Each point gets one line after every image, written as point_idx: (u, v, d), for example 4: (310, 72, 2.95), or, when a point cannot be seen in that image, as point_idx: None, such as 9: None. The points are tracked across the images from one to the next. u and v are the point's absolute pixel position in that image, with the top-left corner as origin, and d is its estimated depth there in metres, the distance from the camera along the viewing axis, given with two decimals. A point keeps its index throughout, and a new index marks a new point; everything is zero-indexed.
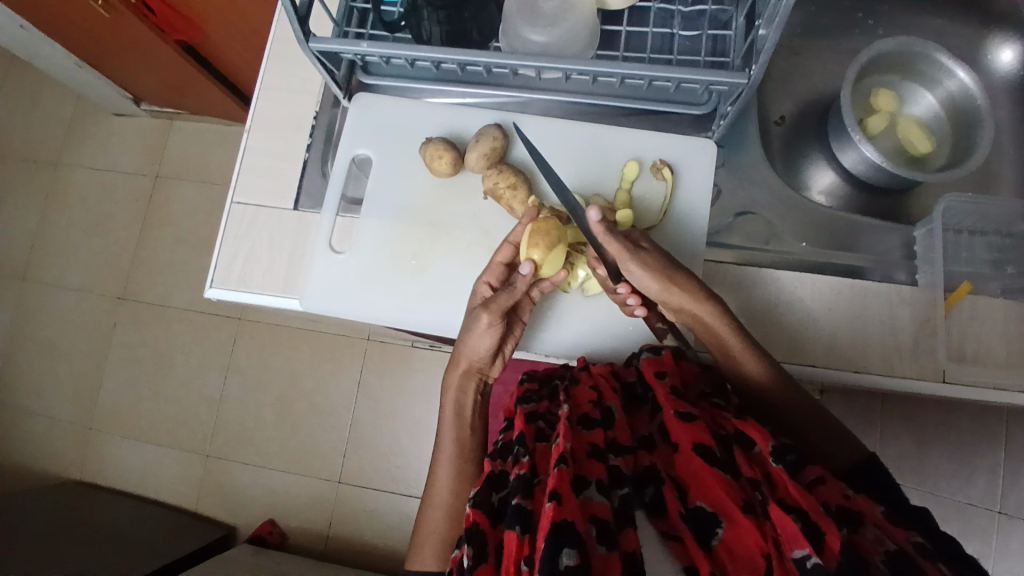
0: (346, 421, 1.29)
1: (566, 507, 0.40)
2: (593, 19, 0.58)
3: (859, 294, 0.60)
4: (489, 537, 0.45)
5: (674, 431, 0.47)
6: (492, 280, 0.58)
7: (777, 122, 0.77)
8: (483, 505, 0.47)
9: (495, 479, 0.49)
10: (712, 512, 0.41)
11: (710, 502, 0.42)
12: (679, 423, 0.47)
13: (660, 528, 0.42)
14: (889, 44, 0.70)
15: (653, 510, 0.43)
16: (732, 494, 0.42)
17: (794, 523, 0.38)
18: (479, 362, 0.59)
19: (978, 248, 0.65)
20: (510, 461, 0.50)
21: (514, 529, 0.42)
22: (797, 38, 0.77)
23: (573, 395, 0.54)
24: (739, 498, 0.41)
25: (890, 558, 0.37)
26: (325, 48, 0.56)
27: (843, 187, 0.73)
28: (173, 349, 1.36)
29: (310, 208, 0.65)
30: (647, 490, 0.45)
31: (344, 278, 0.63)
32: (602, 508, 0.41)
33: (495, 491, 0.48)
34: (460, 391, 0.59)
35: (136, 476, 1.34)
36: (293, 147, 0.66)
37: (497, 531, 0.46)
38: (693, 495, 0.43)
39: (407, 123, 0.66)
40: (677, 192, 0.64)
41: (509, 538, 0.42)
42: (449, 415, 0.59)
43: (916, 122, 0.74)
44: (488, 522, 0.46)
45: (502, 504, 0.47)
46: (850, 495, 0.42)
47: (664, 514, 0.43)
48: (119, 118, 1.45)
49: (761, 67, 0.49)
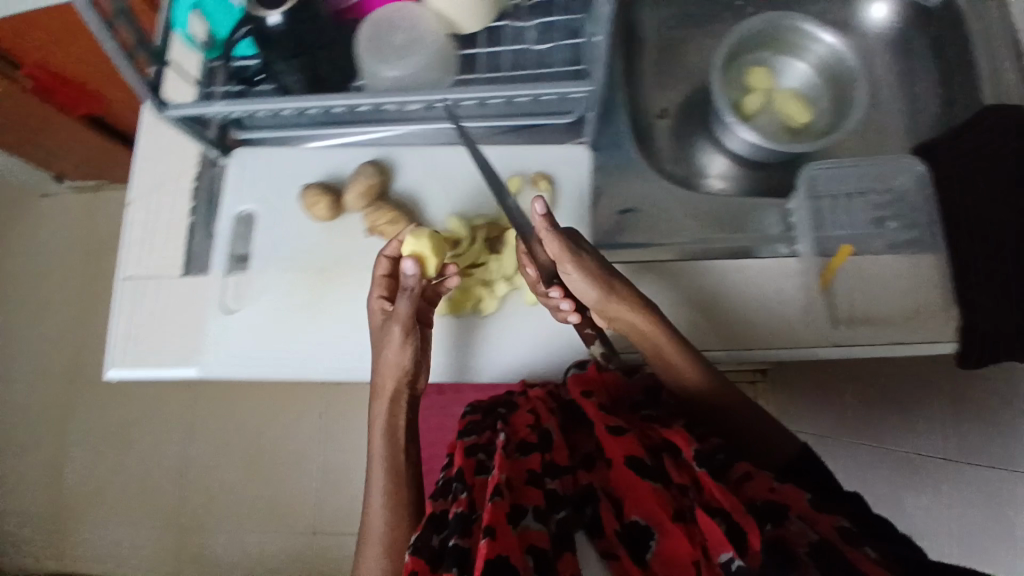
0: (314, 468, 1.28)
1: (500, 542, 0.39)
2: (444, 47, 0.59)
3: (745, 275, 0.61)
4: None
5: (610, 447, 0.47)
6: (385, 294, 0.58)
7: (660, 115, 0.77)
8: (423, 551, 0.45)
9: (437, 519, 0.47)
10: (645, 525, 0.42)
11: (644, 515, 0.42)
12: (613, 439, 0.48)
13: (601, 547, 0.42)
14: (750, 24, 0.71)
15: (592, 530, 0.43)
16: (663, 504, 0.42)
17: (719, 528, 0.39)
18: (405, 370, 0.56)
19: (858, 210, 0.66)
20: (450, 499, 0.49)
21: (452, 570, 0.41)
22: (668, 30, 0.79)
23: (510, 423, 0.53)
24: (669, 507, 0.42)
25: (813, 548, 0.37)
26: (184, 113, 0.57)
27: (734, 168, 0.74)
28: (132, 421, 1.35)
29: (201, 271, 0.66)
30: (586, 510, 0.45)
31: (241, 337, 0.62)
32: (539, 536, 0.41)
33: (436, 532, 0.46)
34: (391, 413, 0.58)
35: (109, 558, 1.31)
36: (176, 214, 0.66)
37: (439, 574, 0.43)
38: (628, 509, 0.43)
39: (285, 171, 0.66)
40: (558, 201, 0.64)
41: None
42: (378, 435, 0.58)
43: (794, 95, 0.74)
44: (429, 569, 0.44)
45: (442, 545, 0.45)
46: (777, 488, 0.43)
47: (603, 534, 0.43)
48: (47, 199, 1.45)
49: (598, 68, 0.51)
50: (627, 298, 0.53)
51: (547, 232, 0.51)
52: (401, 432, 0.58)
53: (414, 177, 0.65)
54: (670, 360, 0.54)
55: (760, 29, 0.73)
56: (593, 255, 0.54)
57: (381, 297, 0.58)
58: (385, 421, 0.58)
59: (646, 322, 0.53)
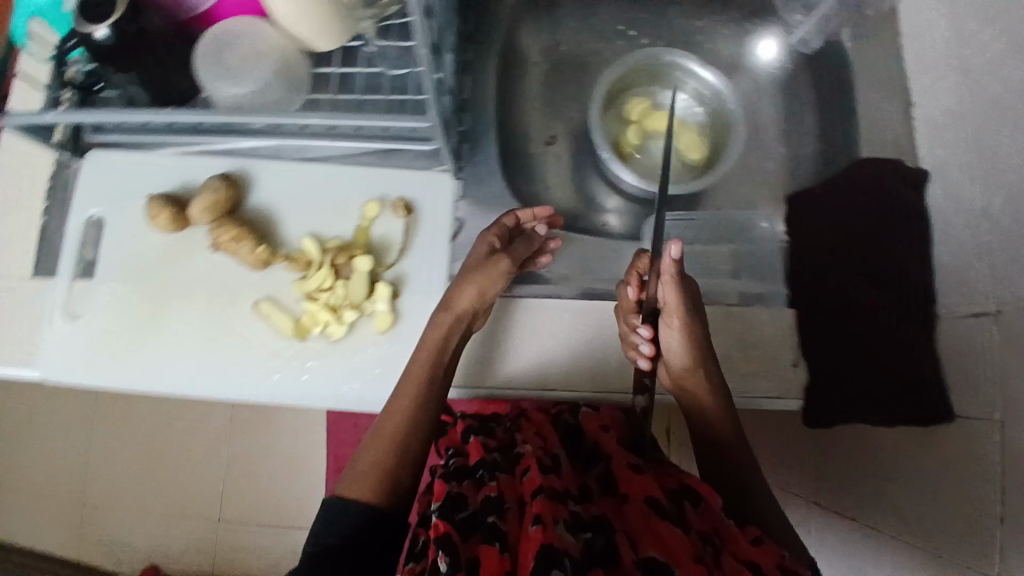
0: (218, 467, 1.28)
1: (547, 533, 0.41)
2: (291, 63, 0.57)
3: (597, 319, 0.62)
4: (460, 550, 0.44)
5: (629, 482, 0.49)
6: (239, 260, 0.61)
7: (548, 142, 0.75)
8: (449, 521, 0.45)
9: (455, 499, 0.48)
10: (665, 560, 0.41)
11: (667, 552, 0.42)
12: (634, 475, 0.50)
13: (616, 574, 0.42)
14: (629, 61, 0.72)
15: (605, 559, 0.42)
16: (686, 547, 0.42)
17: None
18: (469, 310, 0.57)
19: (719, 261, 0.66)
20: (471, 484, 0.50)
21: (492, 546, 0.43)
22: (559, 53, 0.76)
23: (526, 440, 0.54)
24: (693, 552, 0.42)
25: None
26: (20, 124, 0.53)
27: (622, 204, 0.72)
28: (41, 401, 1.34)
29: (46, 274, 0.64)
30: (601, 538, 0.44)
31: (82, 345, 0.62)
32: (572, 545, 0.41)
33: (456, 511, 0.47)
34: (447, 330, 0.57)
35: (13, 534, 1.31)
36: (32, 204, 0.64)
37: (468, 546, 0.44)
38: (646, 544, 0.43)
39: (139, 178, 0.64)
40: (416, 228, 0.63)
41: (487, 555, 0.42)
42: (432, 338, 0.56)
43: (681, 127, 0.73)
44: (458, 536, 0.45)
45: (466, 522, 0.46)
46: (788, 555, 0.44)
47: (617, 562, 0.42)
48: None
49: (432, 109, 0.52)
50: (708, 374, 0.56)
51: (668, 280, 0.52)
52: (451, 347, 0.56)
53: (272, 193, 0.64)
54: (705, 408, 0.57)
55: (644, 64, 0.73)
56: (699, 321, 0.56)
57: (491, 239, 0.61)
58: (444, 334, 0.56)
59: (710, 393, 0.56)
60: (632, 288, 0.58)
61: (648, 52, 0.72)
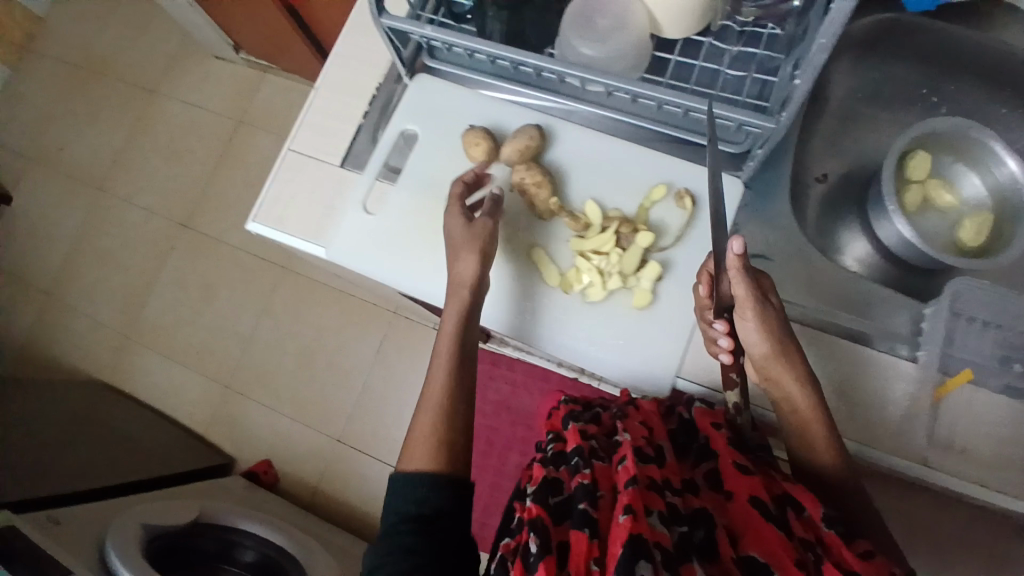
0: (358, 385, 1.35)
1: (638, 523, 0.43)
2: (643, 43, 0.60)
3: (855, 365, 0.62)
4: (551, 534, 0.47)
5: (732, 482, 0.50)
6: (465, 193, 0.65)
7: (818, 179, 0.78)
8: (545, 506, 0.49)
9: (552, 485, 0.51)
10: (764, 563, 0.43)
11: (764, 553, 0.44)
12: (737, 475, 0.50)
13: (711, 569, 0.44)
14: (941, 123, 0.68)
15: (704, 553, 0.45)
16: (788, 550, 0.44)
17: None
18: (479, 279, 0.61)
19: (986, 342, 0.62)
20: (568, 471, 0.53)
21: (583, 531, 0.44)
22: (852, 101, 0.78)
23: (625, 428, 0.55)
24: (795, 556, 0.43)
25: None
26: (395, 26, 0.61)
27: (876, 258, 0.73)
28: (219, 282, 1.46)
29: (354, 168, 0.71)
30: (699, 532, 0.46)
31: (367, 237, 0.68)
32: (665, 538, 0.44)
33: (552, 495, 0.50)
34: (467, 306, 0.60)
35: (160, 391, 1.43)
36: (353, 109, 0.72)
37: (559, 530, 0.47)
38: (746, 543, 0.45)
39: (455, 107, 0.70)
40: (693, 222, 0.65)
41: (577, 539, 0.44)
42: (451, 317, 0.60)
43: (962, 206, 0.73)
44: (551, 521, 0.48)
45: (560, 508, 0.49)
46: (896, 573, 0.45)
47: (715, 558, 0.44)
48: (217, 62, 1.56)
49: (789, 114, 0.53)
50: (792, 361, 0.56)
51: (738, 272, 0.53)
52: (470, 326, 0.60)
53: (568, 154, 0.68)
54: (807, 419, 0.56)
55: (953, 132, 0.69)
56: (777, 310, 0.56)
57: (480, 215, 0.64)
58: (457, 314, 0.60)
59: (800, 386, 0.56)
60: (702, 285, 0.59)
61: (985, 132, 0.68)
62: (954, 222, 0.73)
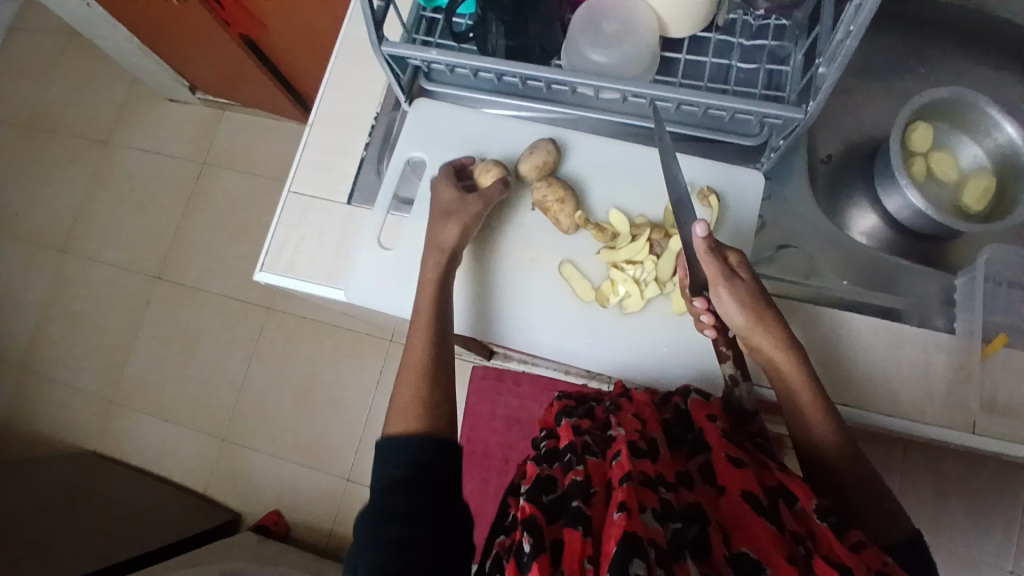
0: (361, 419, 1.30)
1: (631, 522, 0.39)
2: (652, 45, 0.60)
3: (897, 337, 0.61)
4: (545, 533, 0.43)
5: (722, 475, 0.46)
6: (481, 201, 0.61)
7: (824, 160, 0.78)
8: (538, 503, 0.45)
9: (544, 482, 0.47)
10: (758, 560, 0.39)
11: (756, 550, 0.40)
12: (729, 467, 0.46)
13: (703, 569, 0.40)
14: (941, 94, 0.70)
15: (697, 551, 0.41)
16: (780, 548, 0.40)
17: None
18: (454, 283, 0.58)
19: (1016, 301, 0.64)
20: (560, 468, 0.48)
21: (576, 530, 0.41)
22: (845, 80, 0.80)
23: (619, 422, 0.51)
24: (787, 553, 0.40)
25: None
26: (395, 52, 0.59)
27: (885, 230, 0.74)
28: (200, 332, 1.39)
29: (362, 204, 0.67)
30: (692, 529, 0.42)
31: (386, 273, 0.65)
32: (657, 535, 0.40)
33: (545, 493, 0.46)
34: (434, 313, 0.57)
35: (151, 453, 1.35)
36: (352, 144, 0.69)
37: (553, 529, 0.43)
38: (739, 541, 0.41)
39: (461, 128, 0.68)
40: (721, 218, 0.64)
41: (570, 539, 0.41)
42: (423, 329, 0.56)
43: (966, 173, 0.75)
44: (543, 519, 0.43)
45: (554, 506, 0.45)
46: (890, 564, 0.41)
47: (707, 557, 0.40)
48: (172, 104, 1.50)
49: (818, 104, 0.51)
50: (775, 330, 0.51)
51: (705, 255, 0.51)
52: (445, 335, 0.57)
53: (585, 165, 0.66)
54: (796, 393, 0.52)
55: (953, 104, 0.72)
56: (751, 282, 0.52)
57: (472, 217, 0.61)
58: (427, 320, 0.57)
59: (785, 356, 0.52)
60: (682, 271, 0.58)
61: (979, 97, 0.71)
62: (957, 188, 0.75)
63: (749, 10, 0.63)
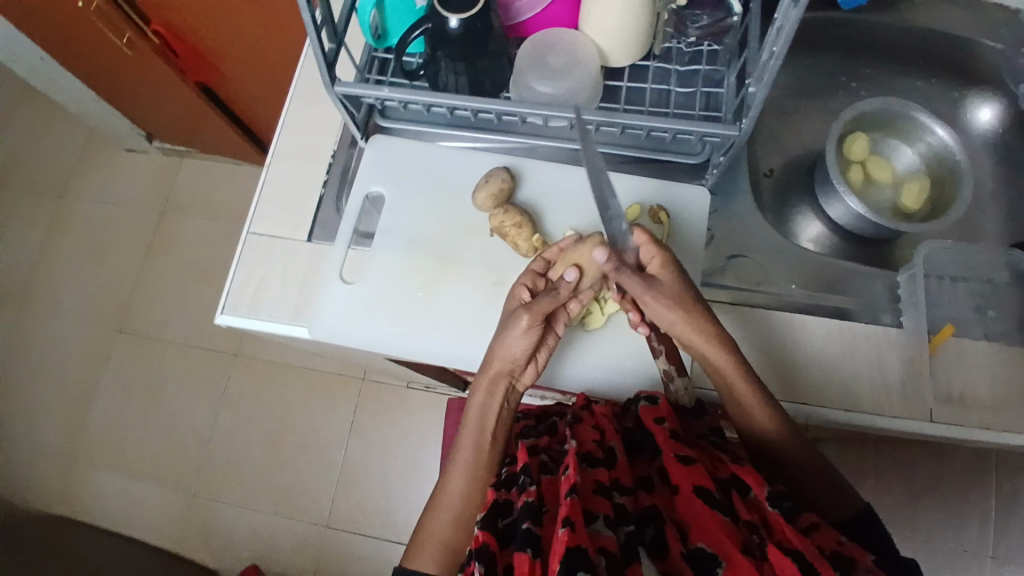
0: (336, 461, 1.28)
1: (578, 534, 0.42)
2: (597, 75, 0.62)
3: (849, 336, 0.63)
4: (498, 559, 0.45)
5: (674, 474, 0.49)
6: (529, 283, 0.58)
7: (766, 174, 0.82)
8: (490, 529, 0.47)
9: (500, 506, 0.49)
10: (712, 553, 0.43)
11: (709, 543, 0.43)
12: (679, 467, 0.49)
13: (661, 567, 0.44)
14: (869, 104, 0.75)
15: (653, 550, 0.44)
16: (731, 537, 0.43)
17: (791, 564, 0.41)
18: (512, 364, 0.56)
19: (960, 294, 0.68)
20: (516, 490, 0.50)
21: (525, 552, 0.43)
22: (784, 97, 0.84)
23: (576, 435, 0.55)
24: (738, 542, 0.43)
25: None
26: (348, 91, 0.60)
27: (831, 237, 0.77)
28: (166, 382, 1.36)
29: (323, 239, 0.68)
30: (648, 530, 0.45)
31: (351, 307, 0.65)
32: (610, 542, 0.43)
33: (500, 517, 0.48)
34: (489, 394, 0.56)
35: (117, 512, 1.30)
36: (311, 181, 0.70)
37: (505, 554, 0.46)
38: (694, 536, 0.45)
39: (417, 161, 0.70)
40: (673, 234, 0.67)
41: (520, 560, 0.43)
42: (476, 412, 0.56)
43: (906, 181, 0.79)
44: (496, 545, 0.46)
45: (508, 530, 0.47)
46: (843, 542, 0.46)
47: (665, 555, 0.44)
48: (130, 155, 1.49)
49: (751, 121, 0.55)
50: (704, 324, 0.53)
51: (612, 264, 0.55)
52: (491, 422, 0.56)
53: (539, 190, 0.69)
54: (734, 386, 0.54)
55: (882, 110, 0.77)
56: (674, 282, 0.55)
57: (523, 286, 0.59)
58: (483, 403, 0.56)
59: (721, 351, 0.53)
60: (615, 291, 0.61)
61: (909, 104, 0.76)
62: (894, 191, 0.79)
63: (681, 39, 0.68)
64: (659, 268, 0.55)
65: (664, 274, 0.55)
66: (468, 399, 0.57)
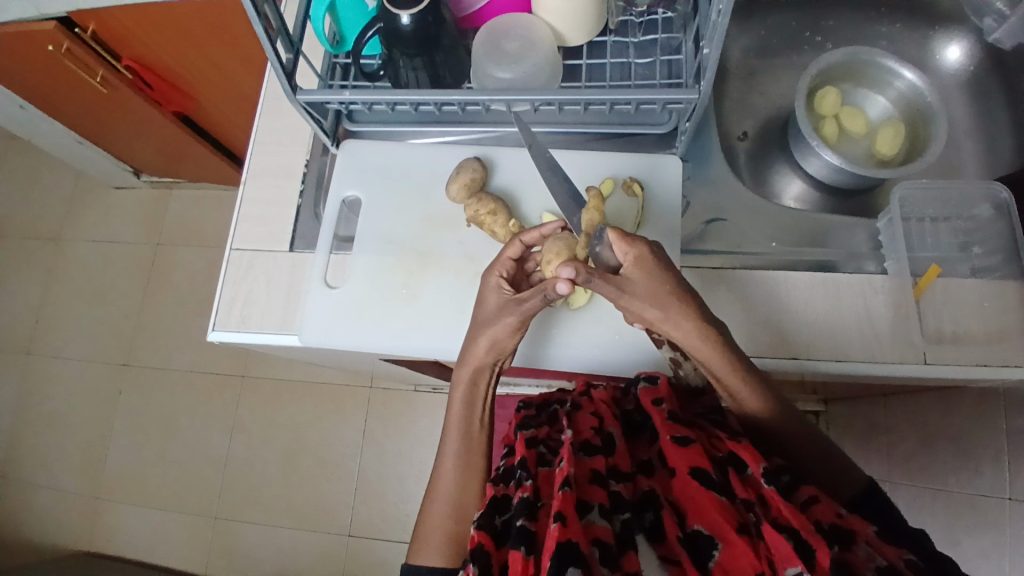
0: (352, 473, 1.28)
1: (570, 529, 0.41)
2: (553, 55, 0.63)
3: (833, 287, 0.63)
4: (494, 558, 0.45)
5: (671, 456, 0.48)
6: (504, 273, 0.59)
7: (740, 138, 0.82)
8: (487, 527, 0.47)
9: (497, 503, 0.49)
10: (708, 534, 0.43)
11: (707, 525, 0.44)
12: (677, 448, 0.48)
13: (660, 552, 0.43)
14: (835, 55, 0.76)
15: (652, 535, 0.45)
16: (728, 517, 0.44)
17: (787, 543, 0.41)
18: (499, 354, 0.57)
19: (943, 234, 0.68)
20: (512, 485, 0.50)
21: (519, 549, 0.43)
22: (751, 60, 0.84)
23: (575, 422, 0.55)
24: (734, 521, 0.43)
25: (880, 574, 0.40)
26: (310, 98, 0.60)
27: (812, 193, 0.77)
28: (178, 411, 1.38)
29: (305, 249, 0.69)
30: (647, 515, 0.46)
31: (339, 312, 0.66)
32: (604, 532, 0.43)
33: (499, 514, 0.48)
34: (474, 380, 0.58)
35: (144, 544, 1.32)
36: (286, 194, 0.70)
37: (501, 552, 0.46)
38: (690, 518, 0.45)
39: (388, 160, 0.71)
40: (648, 205, 0.67)
41: (514, 558, 0.43)
42: (459, 403, 0.57)
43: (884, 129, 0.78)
44: (492, 543, 0.46)
45: (505, 527, 0.48)
46: (842, 514, 0.45)
47: (663, 539, 0.44)
48: (119, 191, 1.51)
49: (708, 82, 0.54)
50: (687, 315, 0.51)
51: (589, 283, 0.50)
52: (477, 411, 0.57)
53: (512, 177, 0.69)
54: (733, 386, 0.52)
55: (845, 61, 0.78)
56: (647, 276, 0.51)
57: (500, 277, 0.59)
58: (466, 390, 0.57)
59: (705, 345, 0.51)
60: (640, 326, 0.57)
61: (875, 52, 0.77)
62: (869, 141, 0.79)
63: (633, 9, 0.68)
64: (634, 264, 0.52)
65: (637, 269, 0.52)
66: (450, 395, 0.58)
